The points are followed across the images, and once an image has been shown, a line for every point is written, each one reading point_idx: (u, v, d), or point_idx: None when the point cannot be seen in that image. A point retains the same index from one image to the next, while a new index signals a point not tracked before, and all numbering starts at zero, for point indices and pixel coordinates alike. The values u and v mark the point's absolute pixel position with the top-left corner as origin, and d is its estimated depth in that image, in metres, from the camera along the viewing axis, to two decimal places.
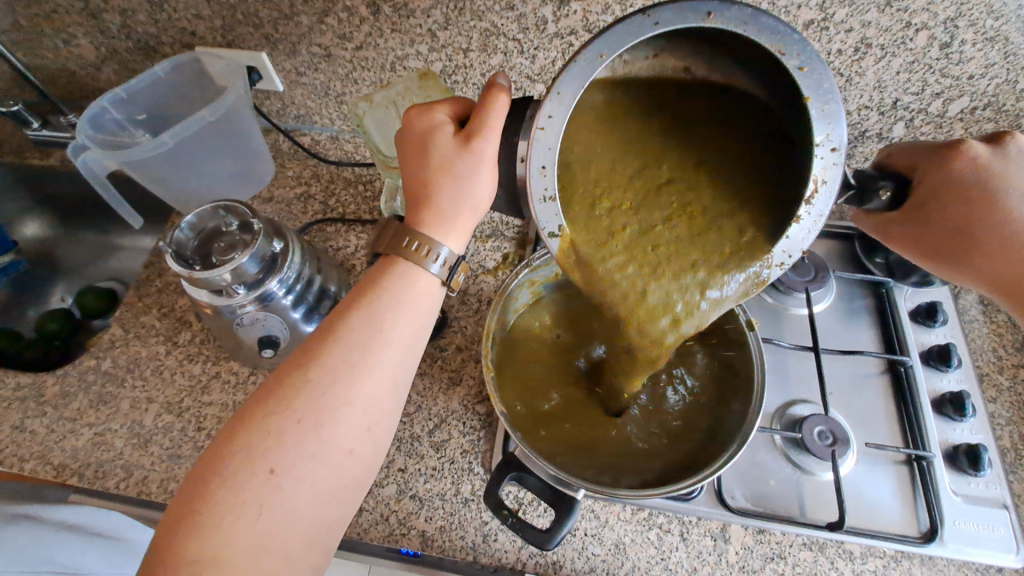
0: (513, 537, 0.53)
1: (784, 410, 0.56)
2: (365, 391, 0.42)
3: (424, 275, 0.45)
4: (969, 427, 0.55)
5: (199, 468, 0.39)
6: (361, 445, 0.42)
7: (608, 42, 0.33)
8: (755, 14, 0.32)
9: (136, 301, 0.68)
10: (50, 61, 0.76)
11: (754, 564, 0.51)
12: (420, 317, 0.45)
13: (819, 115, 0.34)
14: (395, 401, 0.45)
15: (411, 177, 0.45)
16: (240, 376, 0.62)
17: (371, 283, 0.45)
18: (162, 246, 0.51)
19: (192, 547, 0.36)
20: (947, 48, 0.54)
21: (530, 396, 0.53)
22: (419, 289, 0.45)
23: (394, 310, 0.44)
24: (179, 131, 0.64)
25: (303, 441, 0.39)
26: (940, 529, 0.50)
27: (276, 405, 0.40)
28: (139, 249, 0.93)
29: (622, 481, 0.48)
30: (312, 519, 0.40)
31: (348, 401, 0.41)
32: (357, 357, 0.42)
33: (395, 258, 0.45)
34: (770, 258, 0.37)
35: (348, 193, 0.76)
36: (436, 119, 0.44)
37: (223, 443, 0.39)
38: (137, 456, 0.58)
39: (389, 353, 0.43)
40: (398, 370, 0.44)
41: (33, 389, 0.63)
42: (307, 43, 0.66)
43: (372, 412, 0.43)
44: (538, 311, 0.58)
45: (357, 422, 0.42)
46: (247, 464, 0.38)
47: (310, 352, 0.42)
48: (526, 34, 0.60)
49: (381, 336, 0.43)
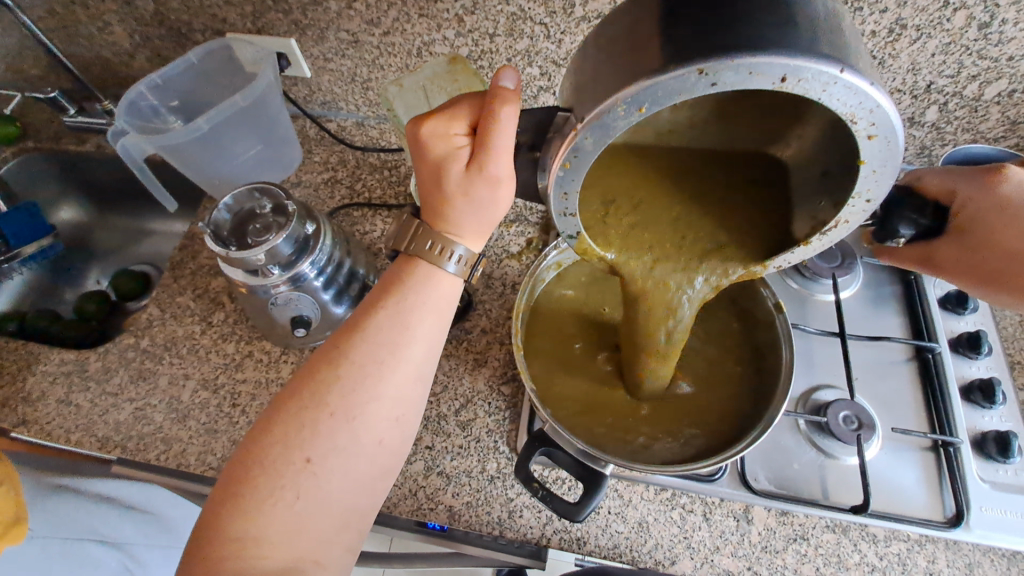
0: (538, 514, 0.54)
1: (808, 395, 0.56)
2: (393, 385, 0.43)
3: (442, 273, 0.45)
4: (999, 414, 0.55)
5: (239, 454, 0.41)
6: (389, 436, 0.43)
7: (653, 96, 0.29)
8: (839, 71, 0.27)
9: (171, 282, 0.70)
10: (85, 48, 0.78)
11: (777, 545, 0.51)
12: (447, 312, 0.46)
13: (869, 175, 0.32)
14: (423, 394, 0.45)
15: (430, 195, 0.43)
16: (272, 355, 0.64)
17: (397, 278, 0.45)
18: (201, 226, 0.52)
19: (237, 526, 0.38)
20: (986, 28, 0.53)
21: (554, 366, 0.54)
22: (444, 286, 0.45)
23: (420, 306, 0.44)
24: (212, 116, 0.66)
25: (335, 433, 0.41)
26: (967, 514, 0.50)
27: (309, 398, 0.41)
28: (171, 234, 0.97)
29: (647, 453, 0.48)
30: (347, 506, 0.42)
31: (376, 396, 0.42)
32: (385, 353, 0.43)
33: (416, 258, 0.45)
34: (770, 265, 0.40)
35: (374, 177, 0.77)
36: (447, 132, 0.40)
37: (261, 432, 0.41)
38: (175, 429, 0.61)
39: (417, 349, 0.44)
40: (424, 364, 0.45)
41: (76, 365, 0.65)
42: (335, 29, 0.67)
43: (400, 405, 0.43)
44: (567, 282, 0.58)
45: (385, 416, 0.43)
46: (285, 454, 0.40)
47: (341, 348, 0.43)
48: (553, 18, 0.60)
49: (409, 332, 0.43)
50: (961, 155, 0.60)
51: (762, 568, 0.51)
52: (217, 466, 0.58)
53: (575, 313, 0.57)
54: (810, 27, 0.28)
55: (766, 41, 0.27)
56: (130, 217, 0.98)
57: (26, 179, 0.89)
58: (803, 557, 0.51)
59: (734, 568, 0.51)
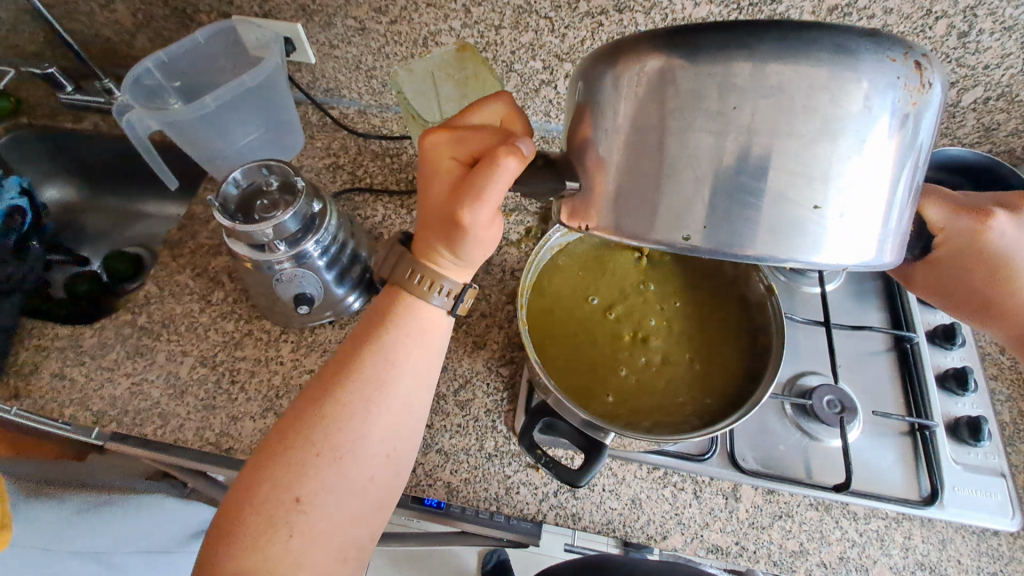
0: (535, 490, 0.55)
1: (794, 381, 0.59)
2: (379, 420, 0.44)
3: (428, 306, 0.47)
4: (971, 401, 0.58)
5: (234, 495, 0.42)
6: (380, 472, 0.44)
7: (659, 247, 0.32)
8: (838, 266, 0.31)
9: (170, 261, 0.70)
10: (85, 26, 0.78)
11: (763, 521, 0.53)
12: (431, 346, 0.47)
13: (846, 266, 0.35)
14: (413, 426, 0.47)
15: (427, 212, 0.44)
16: (272, 334, 0.65)
17: (381, 316, 0.46)
18: (210, 198, 0.52)
19: (236, 563, 0.39)
20: (965, 37, 0.56)
21: (552, 337, 0.55)
22: (427, 320, 0.47)
23: (403, 346, 0.46)
24: (220, 95, 0.66)
25: (323, 471, 0.42)
26: (941, 494, 0.53)
27: (299, 437, 0.42)
28: (166, 217, 0.97)
29: (644, 423, 0.50)
30: (343, 542, 0.43)
31: (363, 432, 0.43)
32: (369, 390, 0.44)
33: (401, 291, 0.47)
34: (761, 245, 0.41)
35: (375, 164, 0.78)
36: (451, 155, 0.40)
37: (254, 473, 0.42)
38: (173, 405, 0.61)
39: (402, 384, 0.45)
40: (410, 399, 0.46)
41: (72, 340, 0.65)
42: (342, 16, 0.68)
43: (390, 439, 0.45)
44: (568, 257, 0.59)
45: (374, 452, 0.44)
46: (275, 494, 0.41)
47: (328, 387, 0.44)
48: (559, 12, 0.62)
49: (394, 369, 0.45)
50: (940, 156, 0.63)
51: (749, 543, 0.53)
52: (215, 441, 0.58)
53: (573, 287, 0.58)
54: (843, 204, 0.29)
55: (776, 231, 0.30)
56: (124, 199, 0.97)
57: (19, 156, 0.88)
58: (788, 533, 0.53)
59: (723, 543, 0.53)
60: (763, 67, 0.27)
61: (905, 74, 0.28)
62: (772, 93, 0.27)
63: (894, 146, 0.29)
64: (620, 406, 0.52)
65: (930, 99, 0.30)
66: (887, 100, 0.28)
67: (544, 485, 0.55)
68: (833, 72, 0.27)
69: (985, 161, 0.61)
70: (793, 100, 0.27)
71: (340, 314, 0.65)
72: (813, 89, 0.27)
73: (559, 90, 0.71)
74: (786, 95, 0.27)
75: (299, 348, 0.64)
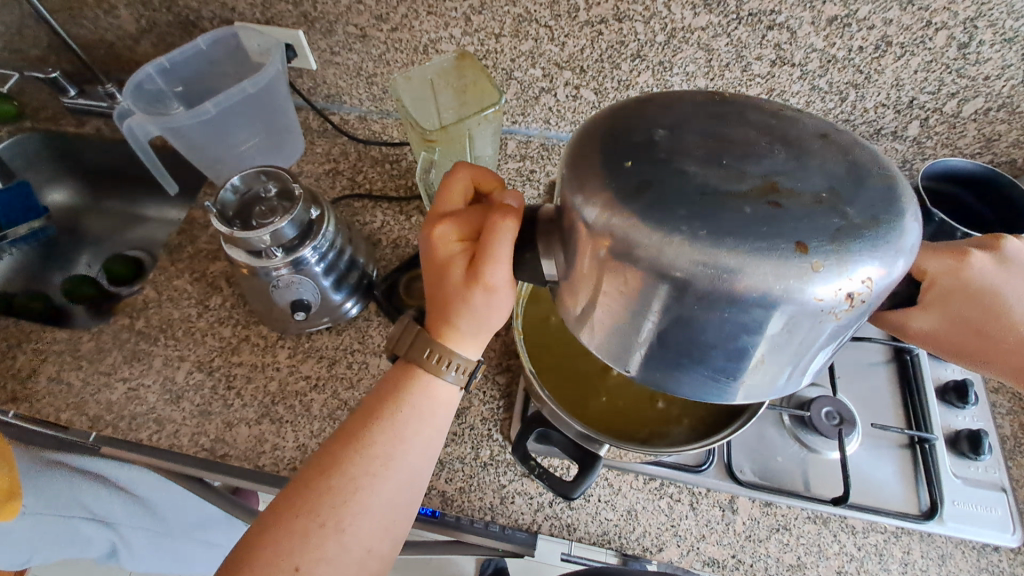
0: (530, 500, 0.55)
1: (792, 392, 0.58)
2: (383, 495, 0.44)
3: (442, 384, 0.47)
4: (971, 414, 0.58)
5: (234, 554, 0.42)
6: (379, 546, 0.44)
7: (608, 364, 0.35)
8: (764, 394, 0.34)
9: (169, 265, 0.70)
10: (89, 32, 0.78)
11: (760, 534, 0.53)
12: (440, 424, 0.47)
13: None
14: (415, 502, 0.46)
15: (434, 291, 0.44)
16: (269, 340, 0.64)
17: (393, 390, 0.46)
18: (207, 204, 0.53)
19: None
20: (964, 48, 0.56)
21: (551, 343, 0.54)
22: (441, 398, 0.47)
23: (414, 424, 0.45)
24: (220, 101, 0.67)
25: (324, 542, 0.41)
26: (940, 508, 0.52)
27: (301, 510, 0.42)
28: (166, 221, 0.97)
29: (641, 435, 0.50)
30: None
31: (367, 508, 0.43)
32: (377, 465, 0.44)
33: (416, 368, 0.46)
34: None
35: (375, 170, 0.78)
36: (453, 230, 0.41)
37: (256, 537, 0.42)
38: (169, 410, 0.60)
39: (410, 460, 0.45)
40: (417, 475, 0.46)
41: (69, 344, 0.65)
42: (343, 23, 0.68)
43: (393, 513, 0.44)
44: None
45: (376, 525, 0.43)
46: (274, 564, 0.40)
47: (336, 459, 0.44)
48: (558, 21, 0.62)
49: (403, 446, 0.45)
50: (941, 167, 0.62)
51: (746, 556, 0.52)
52: (210, 447, 0.58)
53: None
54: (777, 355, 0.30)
55: (707, 377, 0.32)
56: (126, 203, 0.98)
57: (22, 159, 0.89)
58: (785, 546, 0.53)
59: (719, 556, 0.52)
60: (717, 250, 0.26)
61: (866, 254, 0.27)
62: (717, 265, 0.26)
63: (834, 321, 0.29)
64: (612, 417, 0.51)
65: (894, 272, 0.28)
66: (839, 283, 0.27)
67: (539, 495, 0.55)
68: (780, 253, 0.26)
69: (985, 172, 0.61)
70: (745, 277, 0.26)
71: (337, 320, 0.65)
72: (760, 269, 0.26)
73: (559, 98, 0.71)
74: (727, 271, 0.26)
75: (296, 354, 0.64)
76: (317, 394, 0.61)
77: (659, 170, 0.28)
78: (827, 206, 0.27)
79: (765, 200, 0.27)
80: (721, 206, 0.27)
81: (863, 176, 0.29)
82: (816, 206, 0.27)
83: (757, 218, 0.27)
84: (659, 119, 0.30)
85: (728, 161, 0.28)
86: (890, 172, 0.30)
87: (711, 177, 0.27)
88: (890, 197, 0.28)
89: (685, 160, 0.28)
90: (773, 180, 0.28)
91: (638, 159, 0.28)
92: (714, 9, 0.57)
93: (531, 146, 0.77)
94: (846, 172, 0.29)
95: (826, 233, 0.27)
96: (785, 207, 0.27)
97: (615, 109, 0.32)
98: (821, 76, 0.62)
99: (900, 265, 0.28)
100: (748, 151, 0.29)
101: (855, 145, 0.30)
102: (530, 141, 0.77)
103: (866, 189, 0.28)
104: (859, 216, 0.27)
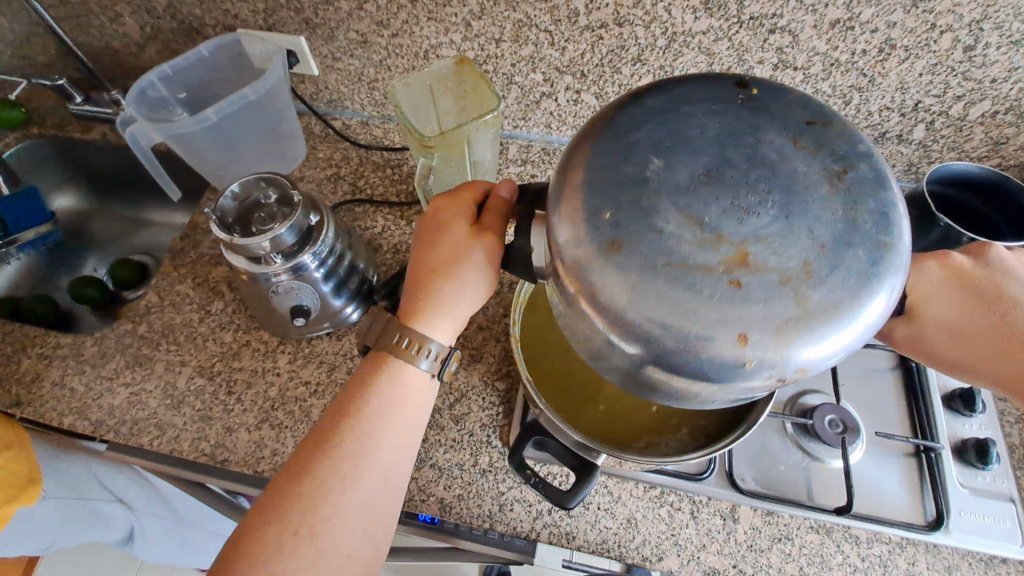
0: (529, 508, 0.54)
1: (795, 400, 0.58)
2: (356, 495, 0.44)
3: (413, 372, 0.49)
4: (978, 422, 0.57)
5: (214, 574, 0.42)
6: (359, 547, 0.43)
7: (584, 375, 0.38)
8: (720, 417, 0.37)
9: (171, 271, 0.71)
10: (95, 38, 0.79)
11: (762, 544, 0.52)
12: (409, 419, 0.48)
13: None
14: (393, 498, 0.46)
15: (421, 273, 0.50)
16: (269, 345, 0.65)
17: (360, 390, 0.48)
18: (206, 211, 0.53)
19: None
20: (971, 51, 0.56)
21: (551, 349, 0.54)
22: (409, 389, 0.48)
23: (381, 419, 0.47)
24: (222, 108, 0.67)
25: (299, 550, 0.41)
26: (946, 518, 0.51)
27: (277, 516, 0.43)
28: (171, 225, 0.98)
29: (638, 442, 0.49)
30: None
31: (342, 507, 0.43)
32: (346, 465, 0.44)
33: (388, 357, 0.49)
34: None
35: (376, 175, 0.78)
36: (456, 219, 0.49)
37: (231, 554, 0.42)
38: (170, 416, 0.61)
39: (379, 457, 0.46)
40: (388, 472, 0.46)
41: (73, 349, 0.66)
42: (344, 29, 0.68)
43: (367, 513, 0.44)
44: None
45: (354, 525, 0.43)
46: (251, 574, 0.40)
47: (304, 464, 0.45)
48: (558, 25, 0.62)
49: (371, 443, 0.46)
50: (946, 172, 0.60)
51: (747, 566, 0.52)
52: (210, 452, 0.59)
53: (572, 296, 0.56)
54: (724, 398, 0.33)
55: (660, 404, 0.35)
56: (132, 207, 0.99)
57: (29, 165, 0.90)
58: (787, 557, 0.52)
59: (720, 565, 0.52)
60: (674, 322, 0.28)
61: (811, 341, 0.28)
62: (665, 336, 0.29)
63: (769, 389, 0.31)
64: (607, 426, 0.50)
65: (837, 356, 0.29)
66: (776, 369, 0.29)
67: (538, 502, 0.54)
68: (724, 337, 0.28)
69: (992, 176, 0.59)
70: (697, 346, 0.28)
71: (338, 325, 0.65)
72: (702, 349, 0.28)
73: (560, 102, 0.71)
74: (673, 346, 0.29)
75: (296, 359, 0.64)
76: (316, 399, 0.61)
77: (638, 223, 0.30)
78: (787, 288, 0.28)
79: (728, 275, 0.28)
80: (683, 280, 0.28)
81: (844, 250, 0.29)
82: (776, 290, 0.28)
83: (714, 298, 0.28)
84: (662, 141, 0.32)
85: (711, 217, 0.29)
86: (882, 246, 0.30)
87: (686, 239, 0.29)
88: (863, 277, 0.29)
89: (666, 214, 0.30)
90: (746, 249, 0.29)
91: (622, 206, 0.30)
92: (715, 13, 0.57)
93: (532, 150, 0.77)
94: (829, 241, 0.29)
95: (772, 324, 0.28)
96: (747, 286, 0.28)
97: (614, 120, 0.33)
98: (825, 79, 0.61)
99: (848, 352, 0.29)
100: (733, 197, 0.30)
101: (858, 200, 0.30)
102: (531, 145, 0.77)
103: (840, 268, 0.29)
104: (818, 302, 0.28)
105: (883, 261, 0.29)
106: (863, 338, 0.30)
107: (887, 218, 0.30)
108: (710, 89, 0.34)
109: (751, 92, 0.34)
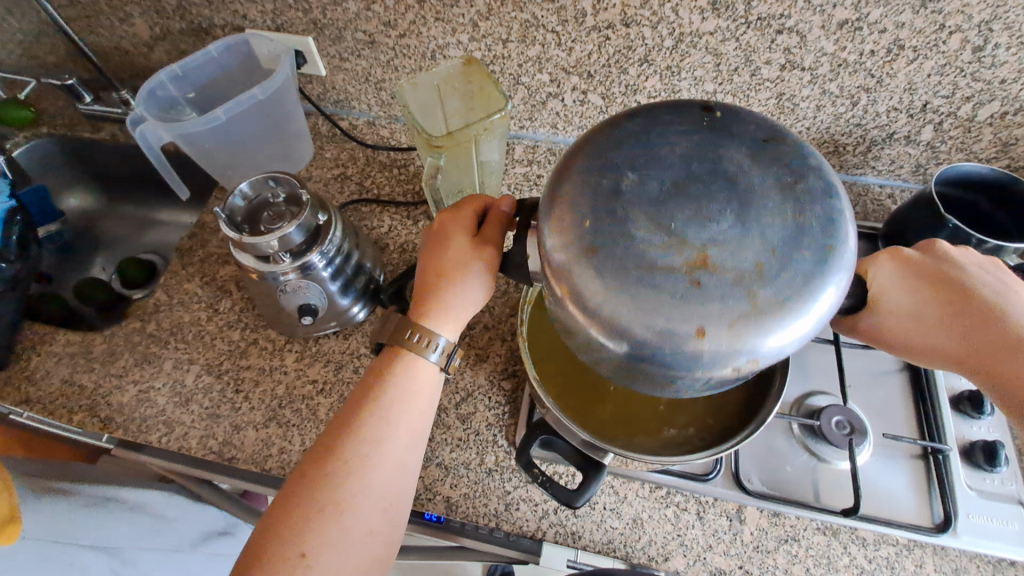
0: (535, 507, 0.54)
1: (802, 400, 0.58)
2: (377, 476, 0.44)
3: (424, 362, 0.49)
4: (987, 424, 0.56)
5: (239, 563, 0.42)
6: (380, 527, 0.44)
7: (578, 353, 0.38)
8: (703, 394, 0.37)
9: (180, 269, 0.71)
10: (105, 39, 0.80)
11: (768, 545, 0.52)
12: (424, 401, 0.49)
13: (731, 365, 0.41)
14: (409, 480, 0.47)
15: (424, 274, 0.50)
16: (277, 344, 0.65)
17: (377, 374, 0.48)
18: (216, 209, 0.53)
19: None
20: (980, 51, 0.55)
21: (556, 350, 0.53)
22: (421, 372, 0.49)
23: (399, 400, 0.47)
24: (231, 108, 0.67)
25: (325, 527, 0.42)
26: (954, 521, 0.51)
27: (301, 497, 0.43)
28: (179, 224, 0.99)
29: (640, 443, 0.49)
30: None
31: (363, 487, 0.44)
32: (367, 446, 0.45)
33: (399, 345, 0.49)
34: None
35: (383, 175, 0.79)
36: (461, 227, 0.49)
37: (257, 540, 0.42)
38: (178, 413, 0.61)
39: (396, 438, 0.46)
40: (405, 453, 0.47)
41: (82, 346, 0.66)
42: (352, 30, 0.69)
43: (388, 492, 0.45)
44: None
45: (374, 505, 0.44)
46: (279, 554, 0.41)
47: (327, 445, 0.45)
48: (565, 26, 0.62)
49: (390, 424, 0.46)
50: (955, 172, 0.60)
51: (753, 567, 0.52)
52: (218, 450, 0.59)
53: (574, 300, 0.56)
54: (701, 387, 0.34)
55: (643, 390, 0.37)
56: (141, 207, 1.00)
57: (39, 164, 0.91)
58: (794, 558, 0.52)
59: (726, 566, 0.52)
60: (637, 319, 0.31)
61: (763, 333, 0.30)
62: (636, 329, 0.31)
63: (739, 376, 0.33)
64: (613, 426, 0.50)
65: (796, 340, 0.32)
66: (734, 357, 0.31)
67: (543, 502, 0.55)
68: (684, 330, 0.30)
69: (1002, 177, 0.59)
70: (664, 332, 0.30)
71: (344, 324, 0.65)
72: (667, 339, 0.31)
73: (566, 102, 0.71)
74: (645, 339, 0.31)
75: (303, 358, 0.64)
76: (323, 397, 0.61)
77: (612, 229, 0.32)
78: (741, 287, 0.30)
79: (689, 276, 0.30)
80: (649, 280, 0.31)
81: (793, 252, 0.31)
82: (731, 288, 0.30)
83: (676, 296, 0.30)
84: (632, 156, 0.34)
85: (677, 222, 0.31)
86: (829, 237, 0.32)
87: (653, 244, 0.31)
88: (810, 278, 0.31)
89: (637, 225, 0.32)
90: (706, 253, 0.31)
91: (599, 221, 0.32)
92: (722, 13, 0.57)
93: (538, 151, 0.77)
94: (779, 243, 0.31)
95: (726, 318, 0.30)
96: (705, 285, 0.30)
97: (602, 140, 0.35)
98: (832, 80, 0.61)
99: (812, 334, 0.32)
100: (697, 206, 0.32)
101: (808, 209, 0.32)
102: (537, 145, 0.77)
103: (789, 270, 0.31)
104: (766, 298, 0.30)
105: (829, 264, 0.31)
106: (810, 336, 0.32)
107: (836, 221, 0.32)
108: (679, 114, 0.36)
109: (715, 116, 0.36)
